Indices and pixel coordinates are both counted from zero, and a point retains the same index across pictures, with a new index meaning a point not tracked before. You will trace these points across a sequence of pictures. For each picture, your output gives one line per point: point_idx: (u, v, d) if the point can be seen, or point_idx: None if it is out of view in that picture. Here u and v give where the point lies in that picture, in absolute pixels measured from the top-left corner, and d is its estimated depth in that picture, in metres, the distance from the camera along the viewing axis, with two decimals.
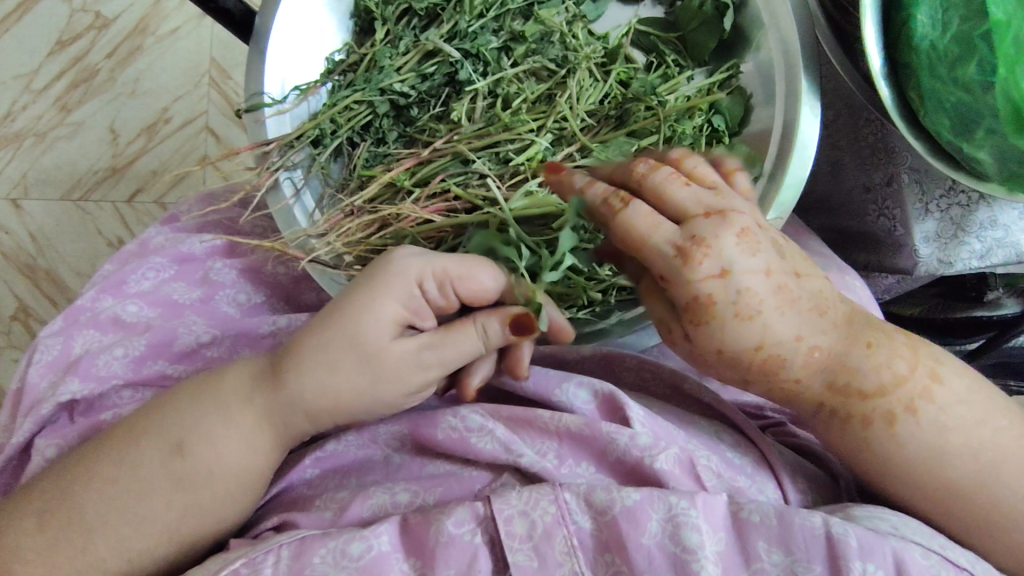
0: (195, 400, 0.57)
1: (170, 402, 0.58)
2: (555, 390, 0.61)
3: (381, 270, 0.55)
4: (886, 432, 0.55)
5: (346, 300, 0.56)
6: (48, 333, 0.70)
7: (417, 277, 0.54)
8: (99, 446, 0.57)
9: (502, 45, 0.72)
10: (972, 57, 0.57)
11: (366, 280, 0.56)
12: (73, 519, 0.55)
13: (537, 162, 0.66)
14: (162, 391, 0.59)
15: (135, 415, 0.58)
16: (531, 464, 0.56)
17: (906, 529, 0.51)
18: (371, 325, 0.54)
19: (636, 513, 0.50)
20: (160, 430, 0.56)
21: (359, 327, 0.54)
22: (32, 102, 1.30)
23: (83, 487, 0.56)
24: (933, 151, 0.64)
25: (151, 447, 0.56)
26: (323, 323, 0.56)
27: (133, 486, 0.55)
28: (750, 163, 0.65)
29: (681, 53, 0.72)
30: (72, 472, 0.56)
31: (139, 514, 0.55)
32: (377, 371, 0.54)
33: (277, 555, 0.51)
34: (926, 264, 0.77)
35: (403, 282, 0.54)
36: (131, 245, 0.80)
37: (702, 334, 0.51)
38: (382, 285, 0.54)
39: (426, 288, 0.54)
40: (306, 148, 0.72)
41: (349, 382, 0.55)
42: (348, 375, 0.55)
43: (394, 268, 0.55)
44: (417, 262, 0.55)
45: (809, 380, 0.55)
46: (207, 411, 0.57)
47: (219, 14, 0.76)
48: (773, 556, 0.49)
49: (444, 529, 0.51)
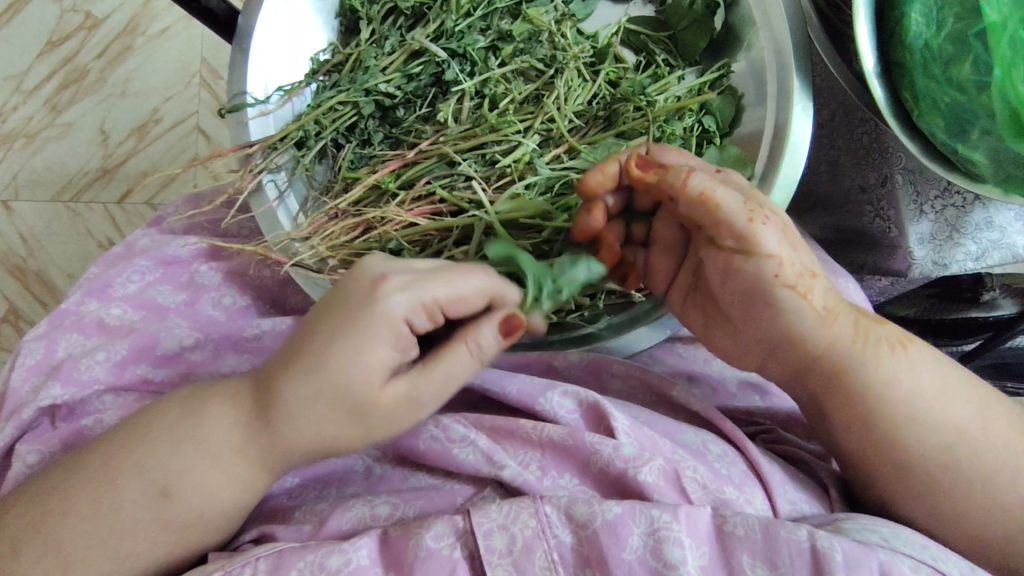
0: (177, 442, 0.54)
1: (151, 441, 0.54)
2: (539, 400, 0.59)
3: (363, 306, 0.51)
4: (894, 354, 0.55)
5: (325, 338, 0.51)
6: (32, 337, 0.69)
7: (402, 315, 0.51)
8: (74, 481, 0.54)
9: (489, 45, 0.70)
10: (966, 57, 0.56)
11: (345, 314, 0.52)
12: (52, 554, 0.53)
13: (524, 164, 0.65)
14: (133, 424, 0.56)
15: (110, 454, 0.54)
16: (512, 476, 0.55)
17: (896, 541, 0.50)
18: (358, 368, 0.51)
19: (617, 527, 0.49)
20: (139, 469, 0.54)
21: (344, 370, 0.51)
22: (22, 103, 1.29)
23: (59, 521, 0.53)
24: (928, 153, 0.63)
25: (134, 489, 0.53)
26: (300, 364, 0.52)
27: (115, 525, 0.53)
28: (740, 164, 0.64)
29: (672, 53, 0.71)
30: (47, 505, 0.54)
31: (124, 553, 0.53)
32: (369, 415, 0.52)
33: (254, 569, 0.49)
34: (921, 266, 0.76)
35: (389, 325, 0.51)
36: (117, 248, 0.79)
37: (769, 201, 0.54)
38: (364, 327, 0.50)
39: (414, 321, 0.51)
40: (290, 150, 0.70)
41: (336, 425, 0.52)
42: (335, 417, 0.52)
43: (375, 311, 0.51)
44: (403, 297, 0.51)
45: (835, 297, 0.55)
46: (191, 455, 0.54)
47: (203, 14, 0.74)
48: (757, 570, 0.48)
49: (422, 543, 0.49)
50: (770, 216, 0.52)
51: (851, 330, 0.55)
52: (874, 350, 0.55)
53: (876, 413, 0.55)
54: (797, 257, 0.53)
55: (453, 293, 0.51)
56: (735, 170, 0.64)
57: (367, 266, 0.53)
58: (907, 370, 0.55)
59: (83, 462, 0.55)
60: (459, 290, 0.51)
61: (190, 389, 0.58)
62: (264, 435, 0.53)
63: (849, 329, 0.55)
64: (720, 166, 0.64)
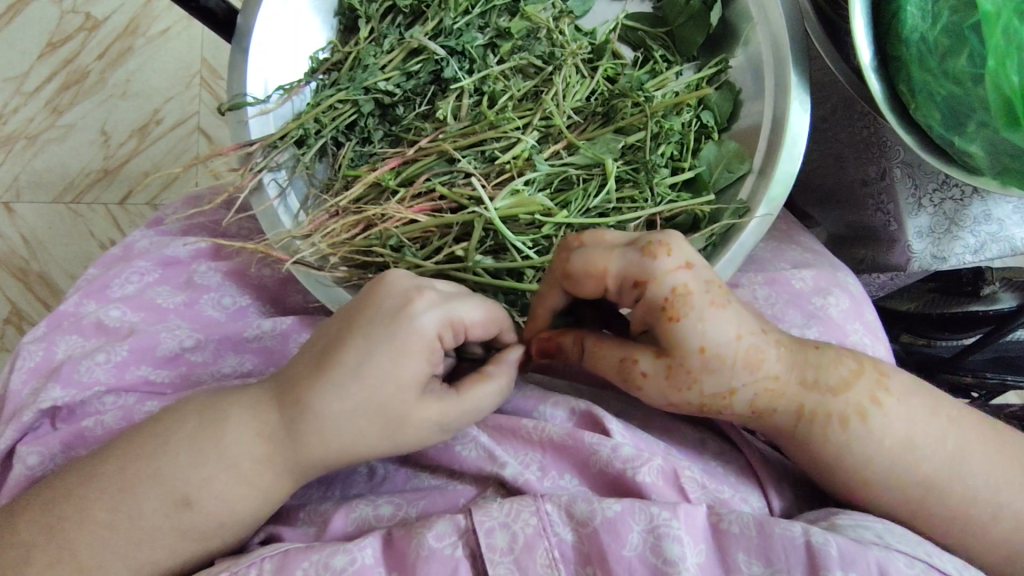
0: (198, 453, 0.53)
1: (171, 451, 0.53)
2: (533, 412, 0.61)
3: (397, 321, 0.51)
4: (840, 433, 0.53)
5: (357, 352, 0.51)
6: (32, 339, 0.69)
7: (435, 333, 0.51)
8: (87, 487, 0.53)
9: (488, 42, 0.71)
10: (962, 49, 0.56)
11: (376, 328, 0.51)
12: (65, 560, 0.53)
13: (523, 160, 0.65)
14: (150, 430, 0.55)
15: (128, 460, 0.54)
16: (513, 475, 0.55)
17: (891, 537, 0.50)
18: (392, 383, 0.51)
19: (616, 525, 0.49)
20: (158, 477, 0.53)
21: (377, 383, 0.51)
22: (22, 105, 1.29)
23: (77, 527, 0.53)
24: (924, 144, 0.63)
25: (154, 497, 0.53)
26: (332, 376, 0.51)
27: (134, 534, 0.53)
28: (739, 159, 0.64)
29: (670, 49, 0.71)
30: (60, 510, 0.53)
31: (140, 559, 0.53)
32: (401, 430, 0.52)
33: (259, 569, 0.50)
34: (920, 260, 0.77)
35: (423, 342, 0.51)
36: (115, 249, 0.79)
37: (680, 330, 0.50)
38: (399, 343, 0.51)
39: (444, 339, 0.52)
40: (290, 149, 0.71)
41: (367, 437, 0.52)
42: (367, 432, 0.52)
43: (410, 327, 0.51)
44: (437, 315, 0.51)
45: (780, 386, 0.53)
46: (213, 466, 0.53)
47: (202, 14, 0.75)
48: (752, 567, 0.48)
49: (425, 543, 0.50)
50: (647, 370, 0.52)
51: (789, 418, 0.54)
52: (824, 430, 0.53)
53: (842, 462, 0.54)
54: (721, 377, 0.52)
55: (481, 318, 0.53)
56: (733, 165, 0.64)
57: (397, 280, 0.53)
58: (859, 444, 0.53)
59: (101, 468, 0.54)
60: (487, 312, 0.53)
61: (210, 395, 0.56)
62: (277, 449, 0.53)
63: (787, 418, 0.54)
64: (718, 162, 0.65)
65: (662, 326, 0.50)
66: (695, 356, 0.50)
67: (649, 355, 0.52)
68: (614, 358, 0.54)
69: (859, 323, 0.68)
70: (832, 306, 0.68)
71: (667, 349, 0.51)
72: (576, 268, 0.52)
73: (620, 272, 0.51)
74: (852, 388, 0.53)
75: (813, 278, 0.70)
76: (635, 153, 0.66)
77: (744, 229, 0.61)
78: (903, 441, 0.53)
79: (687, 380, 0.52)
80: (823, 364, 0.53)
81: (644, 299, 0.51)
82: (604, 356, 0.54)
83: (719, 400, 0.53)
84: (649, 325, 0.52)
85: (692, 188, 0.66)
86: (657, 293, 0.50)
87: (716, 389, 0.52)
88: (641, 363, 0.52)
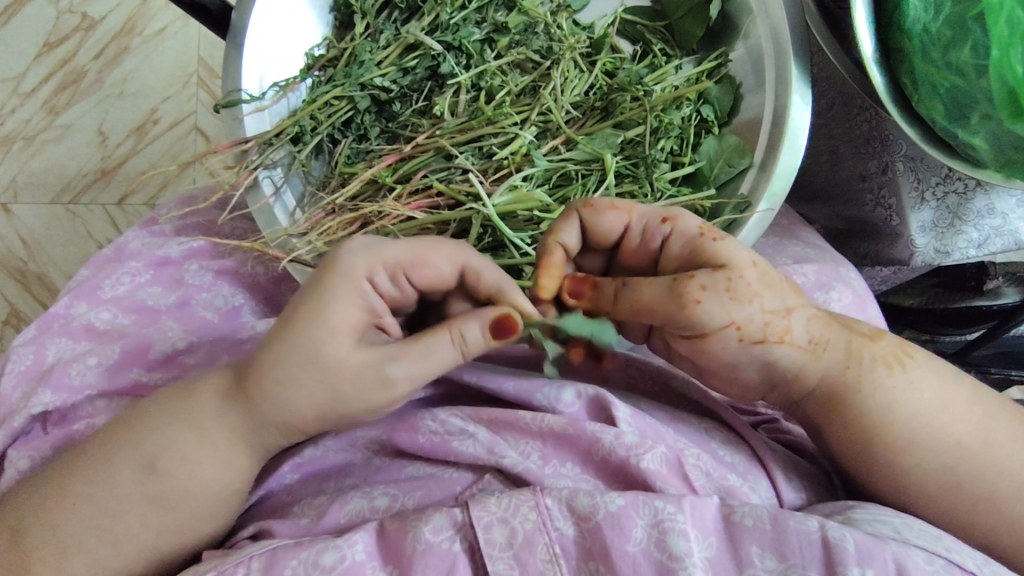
0: (168, 419, 0.53)
1: (146, 419, 0.53)
2: (538, 393, 0.59)
3: (324, 275, 0.50)
4: (889, 377, 0.53)
5: (292, 308, 0.50)
6: (23, 342, 0.68)
7: (365, 273, 0.50)
8: (79, 478, 0.53)
9: (485, 37, 0.70)
10: (965, 40, 0.55)
11: (311, 279, 0.50)
12: (46, 546, 0.52)
13: (521, 156, 0.65)
14: (133, 412, 0.55)
15: (118, 447, 0.53)
16: (513, 465, 0.55)
17: (908, 533, 0.49)
18: (322, 330, 0.48)
19: (620, 520, 0.49)
20: (144, 457, 0.52)
21: (313, 336, 0.48)
22: (20, 105, 1.28)
23: (55, 500, 0.53)
24: (927, 137, 0.62)
25: (125, 463, 0.52)
26: (272, 335, 0.50)
27: (130, 521, 0.52)
28: (739, 154, 0.63)
29: (670, 42, 0.70)
30: (51, 498, 0.53)
31: (111, 532, 0.52)
32: (339, 386, 0.48)
33: (247, 569, 0.49)
34: (924, 255, 0.76)
35: (350, 280, 0.49)
36: (108, 250, 0.78)
37: (723, 247, 0.51)
38: (328, 286, 0.49)
39: (378, 282, 0.50)
40: (285, 146, 0.70)
41: (311, 397, 0.49)
42: (311, 392, 0.49)
43: (337, 267, 0.49)
44: (365, 255, 0.50)
45: (827, 318, 0.54)
46: (182, 431, 0.52)
47: (197, 11, 0.74)
48: (766, 561, 0.47)
49: (421, 537, 0.49)
50: (706, 282, 0.49)
51: (840, 358, 0.53)
52: (870, 372, 0.53)
53: None
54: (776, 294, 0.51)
55: (415, 253, 0.51)
56: (734, 160, 0.63)
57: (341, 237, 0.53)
58: (904, 393, 0.53)
59: (84, 444, 0.55)
60: (424, 256, 0.51)
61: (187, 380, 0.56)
62: (272, 435, 0.52)
63: (840, 356, 0.53)
64: (719, 156, 0.64)
65: (706, 246, 0.51)
66: (751, 267, 0.51)
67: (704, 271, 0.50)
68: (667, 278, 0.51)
69: (862, 318, 0.67)
70: (834, 301, 0.67)
71: (720, 262, 0.50)
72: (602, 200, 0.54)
73: (644, 214, 0.54)
74: (890, 339, 0.56)
75: (815, 272, 0.69)
76: (634, 148, 0.65)
77: (746, 222, 0.60)
78: (900, 437, 0.53)
79: (748, 292, 0.50)
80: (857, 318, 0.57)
81: (675, 235, 0.53)
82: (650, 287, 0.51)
83: (780, 321, 0.51)
84: (689, 261, 0.52)
85: (693, 183, 0.65)
86: (685, 226, 0.53)
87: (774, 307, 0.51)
88: (699, 277, 0.50)
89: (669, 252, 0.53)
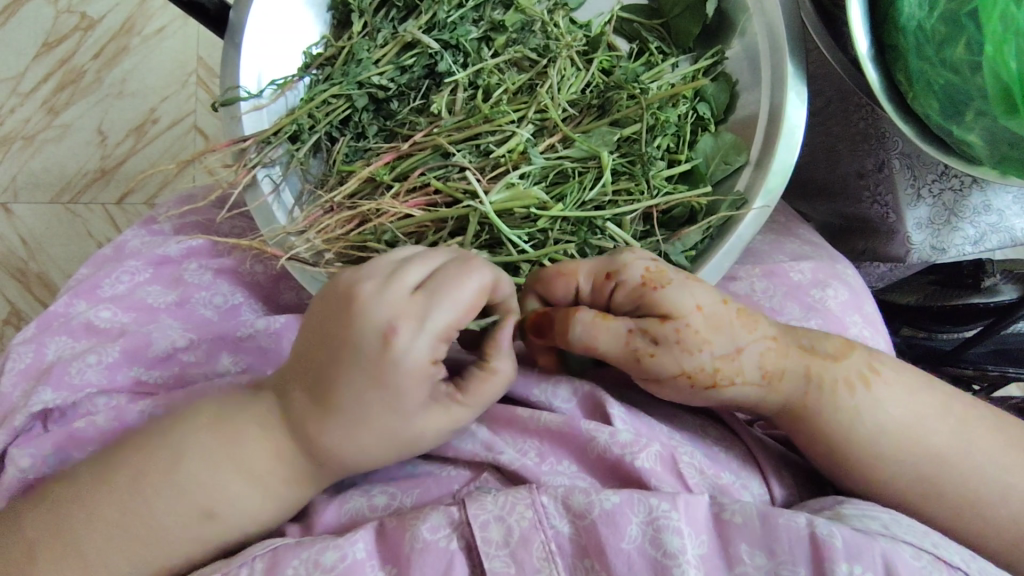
0: (211, 454, 0.52)
1: (182, 451, 0.52)
2: (533, 390, 0.60)
3: (384, 366, 0.48)
4: (848, 398, 0.53)
5: (353, 394, 0.49)
6: (21, 341, 0.69)
7: (427, 356, 0.49)
8: (94, 487, 0.53)
9: (482, 35, 0.71)
10: (960, 38, 0.56)
11: (362, 365, 0.49)
12: (71, 557, 0.52)
13: (518, 154, 0.65)
14: (162, 438, 0.53)
15: (144, 462, 0.53)
16: (510, 462, 0.55)
17: (898, 528, 0.49)
18: (399, 417, 0.50)
19: (614, 517, 0.49)
20: (187, 489, 0.52)
21: (383, 415, 0.50)
22: (20, 105, 1.28)
23: (85, 524, 0.52)
24: (923, 134, 0.63)
25: (165, 494, 0.52)
26: (336, 415, 0.50)
27: (144, 533, 0.52)
28: (735, 151, 0.64)
29: (666, 41, 0.71)
30: (71, 506, 0.53)
31: (147, 555, 0.52)
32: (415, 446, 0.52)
33: (250, 569, 0.49)
34: (920, 251, 0.76)
35: (419, 371, 0.49)
36: (107, 249, 0.79)
37: (668, 295, 0.52)
38: (397, 382, 0.49)
39: (437, 353, 0.50)
40: (284, 144, 0.70)
41: (383, 453, 0.52)
42: (383, 450, 0.52)
43: (402, 363, 0.48)
44: (425, 339, 0.49)
45: (781, 346, 0.54)
46: (225, 468, 0.52)
47: (195, 10, 0.74)
48: (756, 558, 0.47)
49: (418, 535, 0.49)
50: (657, 335, 0.51)
51: (803, 385, 0.53)
52: (831, 393, 0.53)
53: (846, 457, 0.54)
54: (720, 336, 0.52)
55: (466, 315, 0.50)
56: (730, 157, 0.64)
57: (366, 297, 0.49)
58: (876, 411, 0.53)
59: (109, 468, 0.53)
60: (470, 311, 0.50)
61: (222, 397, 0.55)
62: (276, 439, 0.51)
63: (799, 383, 0.53)
64: (715, 153, 0.65)
65: (652, 297, 0.52)
66: (694, 315, 0.51)
67: (653, 322, 0.51)
68: (620, 327, 0.52)
69: (858, 315, 0.68)
70: (830, 298, 0.68)
71: (666, 315, 0.51)
72: (549, 271, 0.55)
73: (589, 271, 0.54)
74: (852, 358, 0.55)
75: (811, 270, 0.70)
76: (631, 145, 0.65)
77: (741, 220, 0.61)
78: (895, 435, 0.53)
79: (697, 341, 0.51)
80: (818, 335, 0.55)
81: (621, 288, 0.53)
82: (607, 333, 0.52)
83: (730, 364, 0.52)
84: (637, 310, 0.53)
85: (689, 181, 0.66)
86: (631, 276, 0.53)
87: (723, 349, 0.52)
88: (649, 331, 0.51)
89: (619, 302, 0.54)
